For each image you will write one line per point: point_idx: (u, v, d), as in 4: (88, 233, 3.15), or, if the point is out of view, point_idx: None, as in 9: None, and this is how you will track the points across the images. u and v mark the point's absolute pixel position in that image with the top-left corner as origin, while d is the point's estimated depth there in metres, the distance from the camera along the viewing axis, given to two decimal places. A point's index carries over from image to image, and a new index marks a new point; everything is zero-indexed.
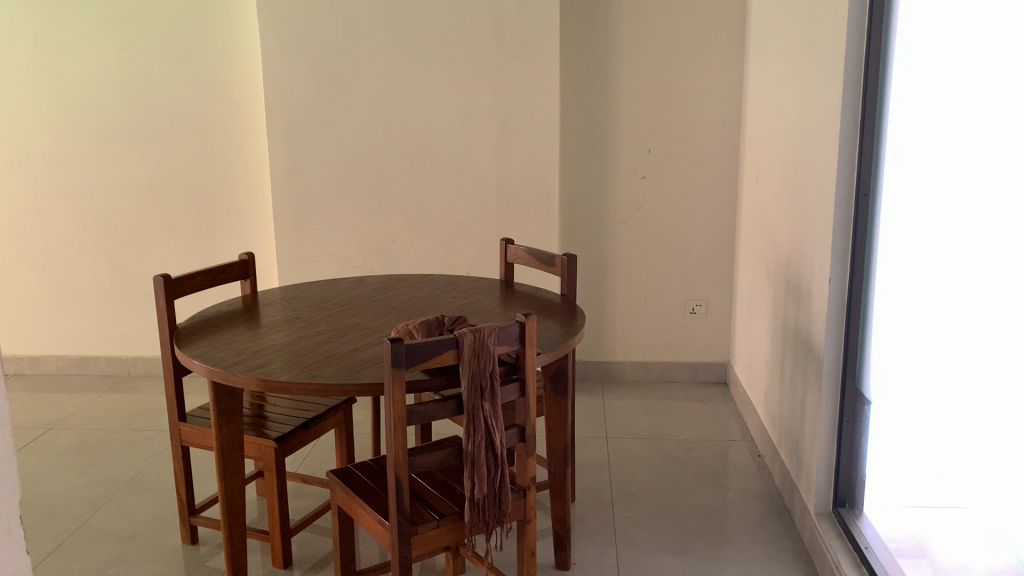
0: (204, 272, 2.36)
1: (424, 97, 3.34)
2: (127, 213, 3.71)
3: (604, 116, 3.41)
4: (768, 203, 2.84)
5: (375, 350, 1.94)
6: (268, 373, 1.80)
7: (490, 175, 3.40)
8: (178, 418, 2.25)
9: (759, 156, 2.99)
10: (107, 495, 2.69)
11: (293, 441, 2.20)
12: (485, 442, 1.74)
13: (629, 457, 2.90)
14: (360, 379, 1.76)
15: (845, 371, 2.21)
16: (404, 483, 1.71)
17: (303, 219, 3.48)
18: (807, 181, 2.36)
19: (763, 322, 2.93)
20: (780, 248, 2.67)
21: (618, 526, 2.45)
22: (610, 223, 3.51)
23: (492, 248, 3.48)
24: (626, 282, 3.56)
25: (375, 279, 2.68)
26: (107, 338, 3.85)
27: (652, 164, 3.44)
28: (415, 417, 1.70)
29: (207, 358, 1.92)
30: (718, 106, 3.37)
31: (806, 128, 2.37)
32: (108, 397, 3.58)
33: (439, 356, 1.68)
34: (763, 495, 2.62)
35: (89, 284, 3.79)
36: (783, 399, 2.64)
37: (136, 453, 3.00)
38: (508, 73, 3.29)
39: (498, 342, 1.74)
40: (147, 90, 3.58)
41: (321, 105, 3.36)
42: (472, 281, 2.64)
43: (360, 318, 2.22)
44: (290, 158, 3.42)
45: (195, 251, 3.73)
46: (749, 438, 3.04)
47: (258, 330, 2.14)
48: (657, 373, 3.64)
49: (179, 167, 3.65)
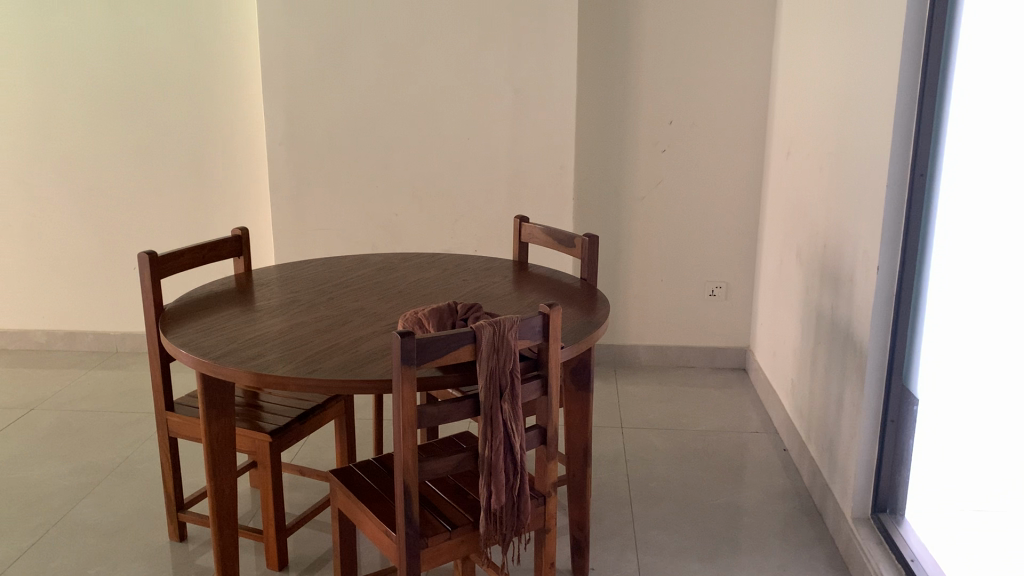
0: (193, 248, 2.17)
1: (432, 63, 3.13)
2: (115, 182, 3.50)
3: (623, 86, 3.20)
4: (802, 182, 2.65)
5: (380, 341, 1.76)
6: (263, 367, 1.62)
7: (501, 147, 3.20)
8: (165, 408, 2.07)
9: (792, 131, 2.79)
10: (91, 484, 2.53)
11: (289, 434, 2.02)
12: (503, 447, 1.57)
13: (646, 449, 2.74)
14: (365, 374, 1.57)
15: (891, 366, 2.04)
16: (412, 492, 1.54)
17: (302, 190, 3.28)
18: (852, 159, 2.16)
19: (792, 309, 2.76)
20: (816, 230, 2.48)
21: (639, 527, 2.29)
22: (626, 199, 3.31)
23: (501, 224, 3.29)
24: (642, 261, 3.38)
25: (379, 258, 2.49)
26: (94, 312, 3.66)
27: (673, 137, 3.24)
28: (427, 419, 1.52)
29: (195, 347, 1.74)
30: (746, 77, 3.16)
31: (853, 101, 2.17)
32: (95, 374, 3.40)
33: (454, 352, 1.50)
34: (790, 495, 2.46)
35: (75, 255, 3.59)
36: (815, 392, 2.47)
37: (122, 437, 2.82)
38: (522, 37, 3.08)
39: (519, 336, 1.56)
40: (135, 50, 3.35)
41: (323, 68, 3.14)
42: (483, 261, 2.45)
43: (363, 303, 2.03)
44: (289, 125, 3.21)
45: (188, 222, 3.54)
46: (772, 431, 2.87)
47: (253, 315, 1.96)
48: (672, 357, 3.47)
49: (171, 135, 3.44)
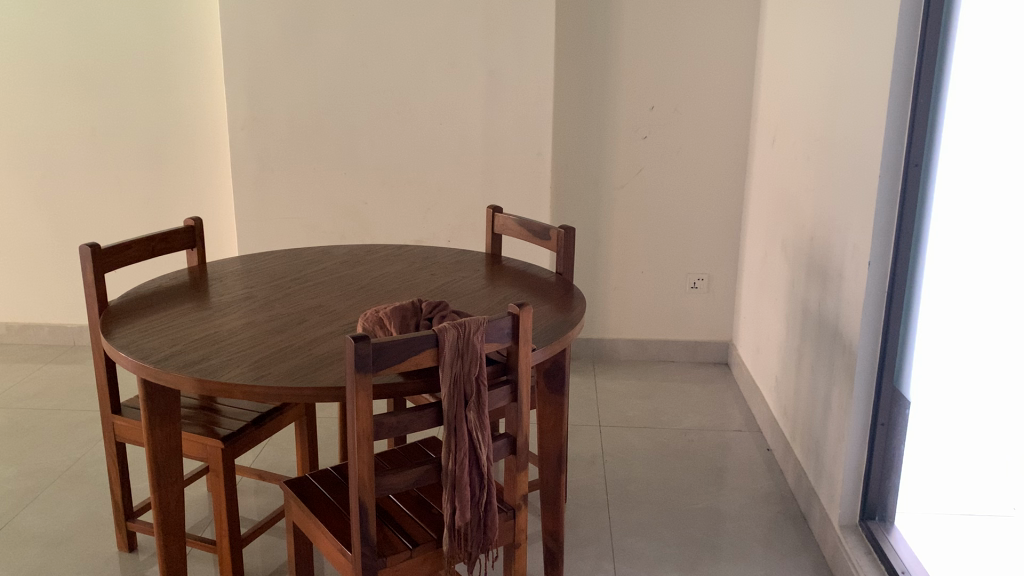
0: (142, 240, 2.03)
1: (403, 44, 2.98)
2: (71, 168, 3.33)
3: (602, 69, 3.08)
4: (788, 171, 2.54)
5: (337, 343, 1.63)
6: (208, 372, 1.48)
7: (475, 132, 3.07)
8: (112, 411, 1.93)
9: (778, 118, 2.68)
10: (38, 489, 2.38)
11: (243, 440, 1.89)
12: (469, 460, 1.45)
13: (625, 450, 2.63)
14: (319, 381, 1.44)
15: (881, 367, 1.92)
16: (369, 509, 1.41)
17: (266, 178, 3.13)
18: (842, 146, 2.05)
19: (776, 303, 2.65)
20: (803, 222, 2.37)
21: (617, 534, 2.18)
22: (605, 188, 3.19)
23: (475, 213, 3.16)
24: (622, 252, 3.26)
25: (343, 249, 2.36)
26: (49, 304, 3.50)
27: (654, 123, 3.12)
28: (385, 430, 1.40)
29: (136, 349, 1.60)
30: (731, 62, 3.04)
31: (843, 86, 2.06)
32: (50, 369, 3.25)
33: (415, 357, 1.37)
34: (774, 498, 2.36)
35: (28, 245, 3.43)
36: (800, 391, 2.37)
37: (74, 438, 2.68)
38: (496, 17, 2.94)
39: (486, 340, 1.44)
40: (89, 29, 3.18)
41: (288, 49, 2.99)
42: (454, 254, 2.32)
43: (322, 300, 1.90)
44: (252, 108, 3.05)
45: (148, 211, 3.38)
46: (755, 429, 2.77)
47: (203, 312, 1.82)
48: (652, 351, 3.36)
49: (130, 118, 3.28)
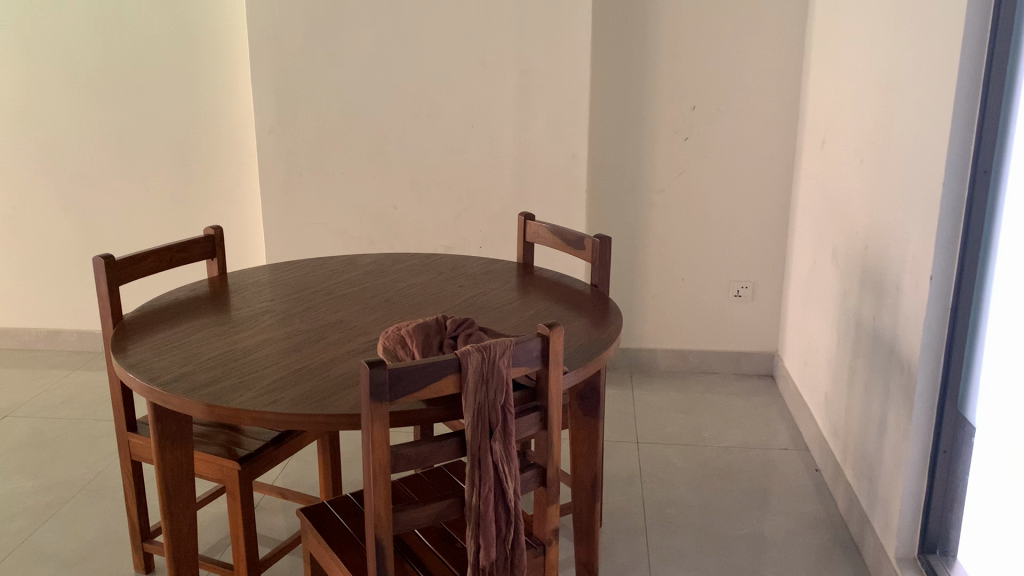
0: (158, 251, 1.95)
1: (434, 43, 2.88)
2: (99, 172, 3.29)
3: (641, 68, 2.95)
4: (839, 175, 2.39)
5: (355, 364, 1.53)
6: (218, 396, 1.39)
7: (508, 135, 2.96)
8: (127, 428, 1.85)
9: (827, 119, 2.53)
10: (57, 504, 2.33)
11: (262, 460, 1.80)
12: (495, 494, 1.34)
13: (663, 469, 2.50)
14: (334, 408, 1.34)
15: (944, 391, 1.77)
16: (385, 546, 1.31)
17: (294, 182, 3.05)
18: (900, 150, 1.90)
19: (826, 316, 2.50)
20: (856, 229, 2.22)
21: (654, 563, 2.05)
22: (644, 192, 3.06)
23: (508, 218, 3.05)
24: (661, 259, 3.13)
25: (369, 258, 2.26)
26: (77, 310, 3.46)
27: (696, 124, 2.98)
28: (403, 462, 1.29)
29: (145, 370, 1.51)
30: (777, 59, 2.89)
31: (901, 84, 1.91)
32: (76, 377, 3.20)
33: (436, 384, 1.27)
34: (823, 524, 2.21)
35: (57, 251, 3.39)
36: (852, 410, 2.23)
37: (97, 450, 2.62)
38: (530, 14, 2.83)
39: (513, 364, 1.33)
40: (116, 30, 3.13)
41: (315, 49, 2.90)
42: (484, 263, 2.22)
43: (343, 315, 1.80)
44: (279, 110, 2.98)
45: (176, 215, 3.33)
46: (803, 447, 2.63)
47: (220, 327, 1.73)
48: (693, 363, 3.23)
49: (157, 121, 3.22)
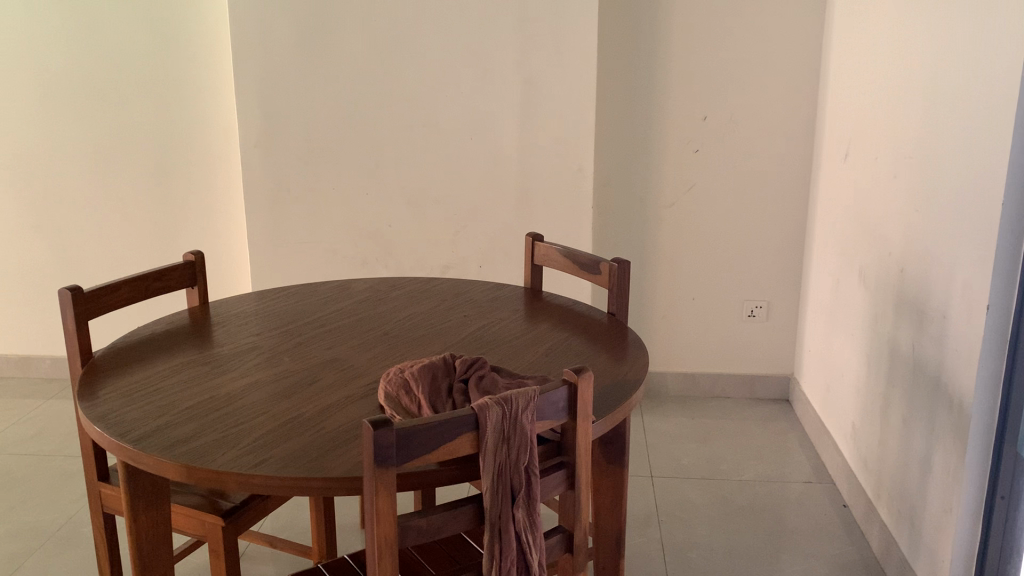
0: (131, 280, 1.76)
1: (430, 51, 2.72)
2: (74, 188, 3.09)
3: (649, 77, 2.79)
4: (866, 190, 2.24)
5: (353, 413, 1.35)
6: (197, 455, 1.21)
7: (510, 148, 2.79)
8: (98, 477, 1.67)
9: (851, 130, 2.38)
10: (25, 553, 2.13)
11: (249, 513, 1.62)
12: (516, 569, 1.16)
13: (682, 506, 2.33)
14: (333, 470, 1.16)
15: (1002, 431, 1.61)
16: None
17: (282, 199, 2.87)
18: (946, 167, 1.74)
19: (852, 340, 2.35)
20: (890, 250, 2.07)
21: None
22: (653, 207, 2.90)
23: (509, 235, 2.88)
24: (671, 278, 2.97)
25: (364, 284, 2.08)
26: (51, 335, 3.26)
27: (708, 135, 2.82)
28: (412, 535, 1.12)
29: (115, 422, 1.32)
30: (793, 67, 2.74)
31: (946, 95, 1.75)
32: (50, 407, 3.01)
33: (451, 444, 1.09)
34: (858, 568, 2.05)
35: (29, 272, 3.20)
36: (887, 445, 2.07)
37: (70, 490, 2.43)
38: (533, 20, 2.66)
39: (537, 418, 1.15)
40: (91, 37, 2.94)
41: (304, 57, 2.73)
42: (489, 289, 2.04)
43: (339, 352, 1.63)
44: (265, 122, 2.80)
45: (156, 234, 3.14)
46: (828, 480, 2.47)
47: (201, 368, 1.55)
48: (705, 387, 3.06)
49: (136, 134, 3.04)
